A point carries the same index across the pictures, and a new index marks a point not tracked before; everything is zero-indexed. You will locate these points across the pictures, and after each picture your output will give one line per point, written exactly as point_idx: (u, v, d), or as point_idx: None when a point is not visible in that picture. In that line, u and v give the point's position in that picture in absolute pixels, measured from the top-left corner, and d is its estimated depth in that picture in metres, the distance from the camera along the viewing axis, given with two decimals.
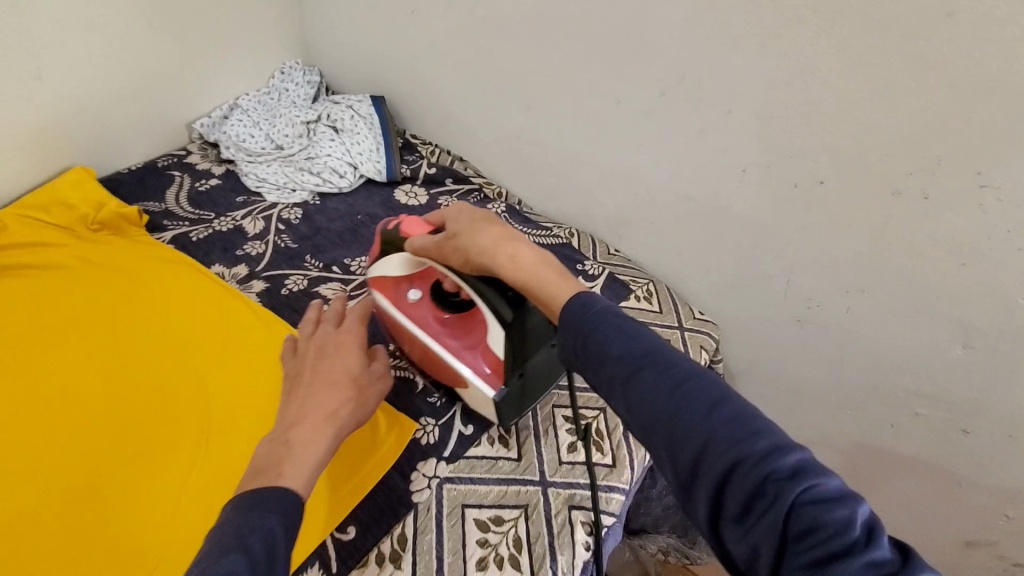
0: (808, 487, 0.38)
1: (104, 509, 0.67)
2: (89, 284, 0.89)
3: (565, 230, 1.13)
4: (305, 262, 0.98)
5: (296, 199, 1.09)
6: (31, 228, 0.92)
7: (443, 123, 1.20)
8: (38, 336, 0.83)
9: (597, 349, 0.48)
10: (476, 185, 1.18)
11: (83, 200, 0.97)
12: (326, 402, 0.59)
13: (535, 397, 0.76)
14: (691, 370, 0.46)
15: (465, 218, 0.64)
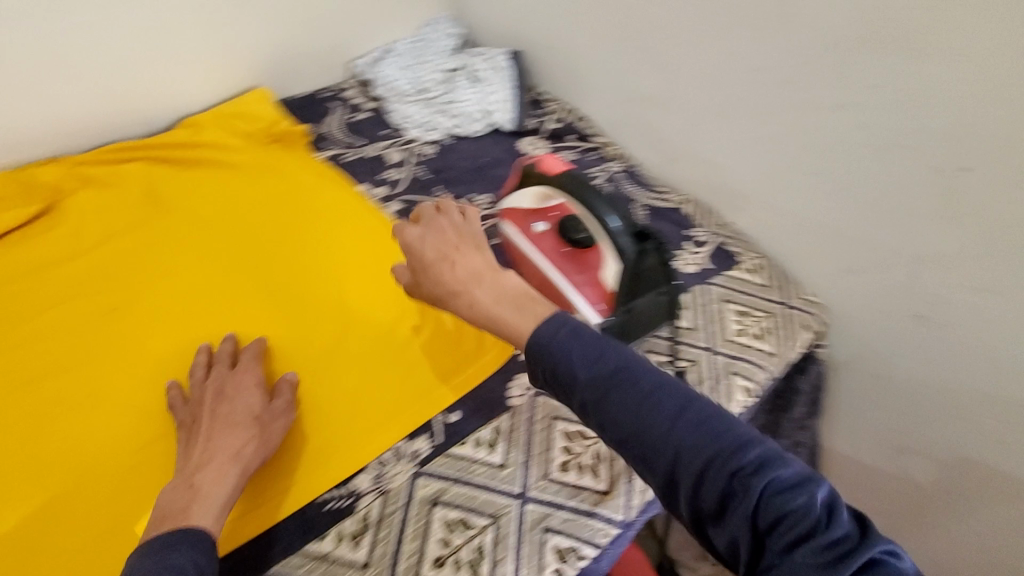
0: (772, 480, 0.44)
1: (255, 354, 0.78)
2: (260, 181, 1.03)
3: (678, 198, 1.13)
4: (435, 191, 1.09)
5: (432, 137, 1.20)
6: (223, 129, 1.09)
7: (574, 82, 1.25)
8: (214, 212, 0.96)
9: (568, 375, 0.49)
10: (595, 144, 1.23)
11: (263, 114, 1.12)
12: (228, 444, 0.63)
13: (636, 336, 0.81)
14: (655, 382, 0.48)
15: (428, 250, 0.63)
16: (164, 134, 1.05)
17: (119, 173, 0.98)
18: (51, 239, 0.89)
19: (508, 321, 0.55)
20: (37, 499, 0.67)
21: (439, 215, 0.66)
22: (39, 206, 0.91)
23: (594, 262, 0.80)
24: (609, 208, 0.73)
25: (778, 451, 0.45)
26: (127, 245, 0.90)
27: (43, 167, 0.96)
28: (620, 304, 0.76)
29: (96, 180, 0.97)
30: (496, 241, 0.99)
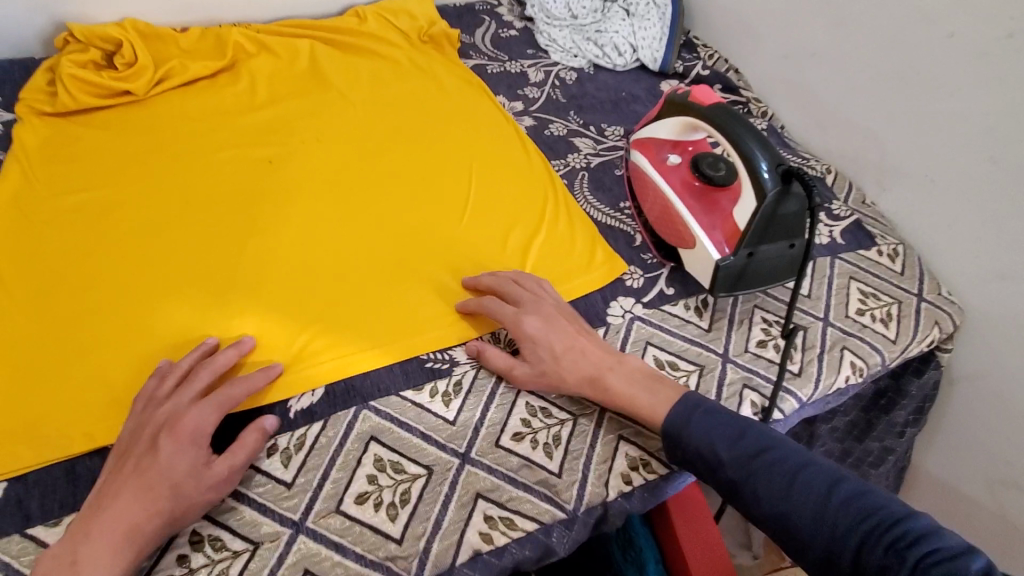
0: (929, 550, 0.48)
1: (382, 228, 0.84)
2: (409, 80, 1.08)
3: (822, 166, 1.06)
4: (569, 115, 1.08)
5: (575, 63, 1.18)
6: (385, 25, 1.14)
7: (733, 28, 1.18)
8: (365, 100, 1.03)
9: (715, 456, 0.60)
10: (743, 98, 1.14)
11: (423, 14, 1.16)
12: (127, 518, 0.52)
13: (750, 285, 0.80)
14: (797, 463, 0.58)
15: (555, 342, 0.67)
16: (334, 19, 1.13)
17: (292, 48, 1.07)
18: (229, 95, 0.99)
19: (641, 403, 0.65)
20: (179, 295, 0.74)
21: (543, 299, 0.71)
22: (223, 63, 1.01)
23: (722, 202, 0.80)
24: (759, 147, 0.74)
25: (933, 528, 0.50)
26: (290, 113, 0.99)
27: (229, 27, 1.05)
28: (744, 244, 0.76)
29: (271, 51, 1.05)
30: (621, 173, 0.99)
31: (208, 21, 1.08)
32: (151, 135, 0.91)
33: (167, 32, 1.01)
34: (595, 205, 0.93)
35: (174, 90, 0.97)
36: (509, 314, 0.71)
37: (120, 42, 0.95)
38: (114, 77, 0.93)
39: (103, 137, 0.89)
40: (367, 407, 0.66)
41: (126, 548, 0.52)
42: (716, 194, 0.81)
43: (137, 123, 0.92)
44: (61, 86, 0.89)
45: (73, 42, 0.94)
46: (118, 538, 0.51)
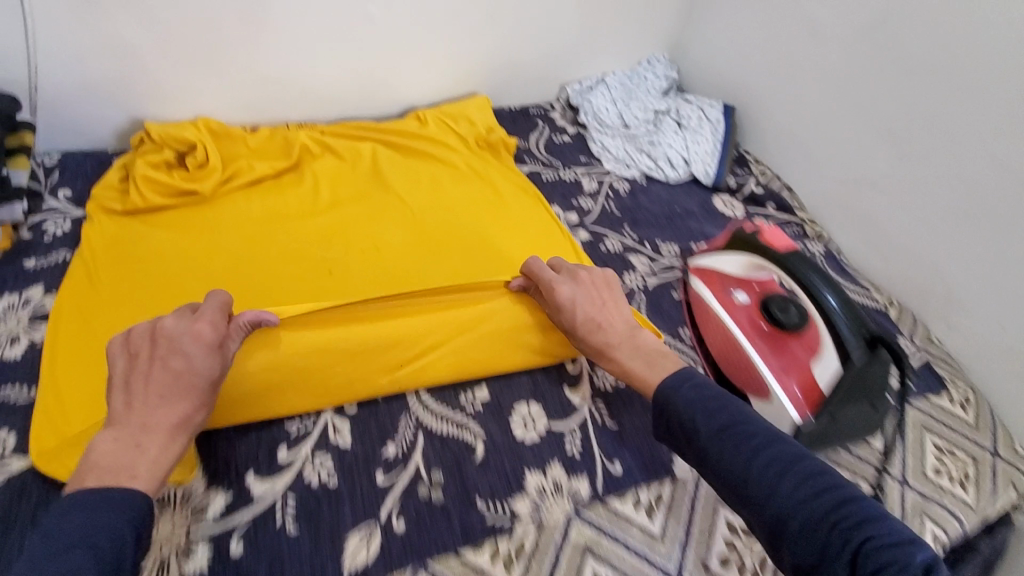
0: (868, 534, 0.50)
1: None
2: (462, 182, 1.09)
3: (884, 297, 1.04)
4: (623, 229, 1.08)
5: (628, 173, 1.19)
6: (444, 129, 1.17)
7: (787, 149, 1.19)
8: (419, 200, 1.05)
9: (692, 424, 0.62)
10: (798, 218, 1.14)
11: (481, 121, 1.19)
12: (177, 412, 0.59)
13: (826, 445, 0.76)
14: (765, 438, 0.59)
15: (579, 312, 0.76)
16: (395, 123, 1.16)
17: (349, 145, 1.10)
18: (290, 194, 1.01)
19: (636, 372, 0.71)
20: None
21: (578, 272, 0.80)
22: (279, 156, 1.05)
23: (795, 349, 0.79)
24: (835, 301, 0.76)
25: (876, 515, 0.52)
26: (343, 209, 1.01)
27: (292, 128, 1.09)
28: (827, 406, 0.74)
29: (329, 148, 1.08)
30: (678, 296, 0.97)
31: (276, 119, 1.12)
32: (212, 234, 0.92)
33: (236, 129, 1.05)
34: None
35: (237, 184, 0.98)
36: (545, 279, 0.79)
37: (193, 143, 0.98)
38: (182, 174, 0.95)
39: (165, 234, 0.90)
40: (424, 571, 0.61)
41: (179, 434, 0.60)
42: (787, 339, 0.79)
43: (199, 220, 0.93)
44: (133, 186, 0.91)
45: (148, 141, 0.97)
46: (172, 427, 0.59)
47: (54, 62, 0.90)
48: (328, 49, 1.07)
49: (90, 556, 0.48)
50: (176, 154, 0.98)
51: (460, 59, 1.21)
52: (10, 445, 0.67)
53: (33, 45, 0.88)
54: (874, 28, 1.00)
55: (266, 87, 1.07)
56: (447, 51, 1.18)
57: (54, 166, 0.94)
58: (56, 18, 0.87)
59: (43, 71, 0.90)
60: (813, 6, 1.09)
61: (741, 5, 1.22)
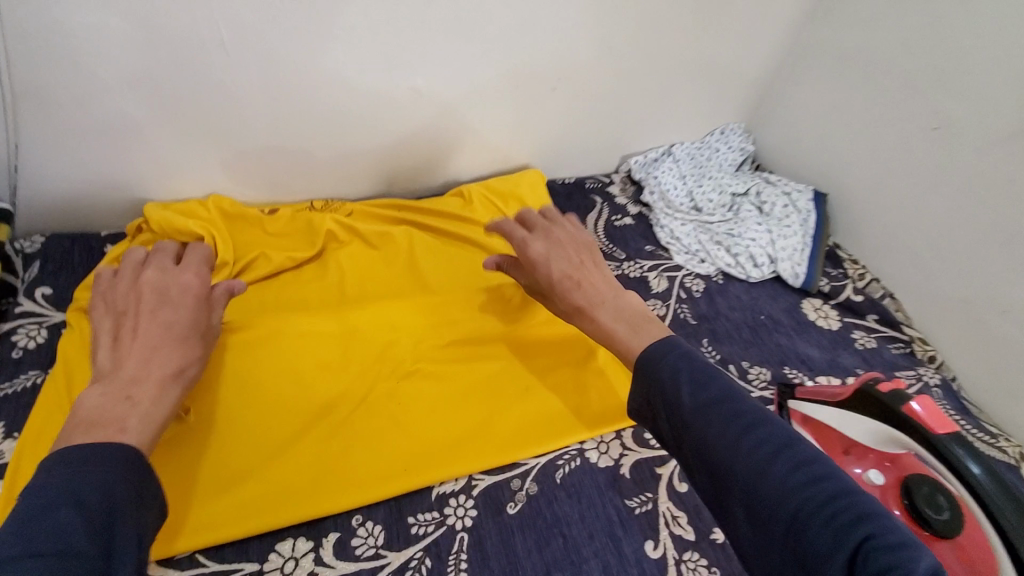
0: (870, 532, 0.39)
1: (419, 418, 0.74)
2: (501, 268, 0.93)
3: (1015, 449, 0.86)
4: (701, 345, 0.91)
5: (702, 270, 1.02)
6: (490, 211, 1.01)
7: (890, 251, 1.02)
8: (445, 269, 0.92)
9: (675, 394, 0.50)
10: (906, 336, 0.96)
11: (535, 204, 1.03)
12: (172, 361, 0.58)
13: None
14: (760, 419, 0.48)
15: (555, 267, 0.68)
16: (436, 201, 1.00)
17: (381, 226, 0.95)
18: (313, 293, 0.85)
19: (619, 336, 0.61)
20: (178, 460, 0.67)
21: (554, 228, 0.73)
22: (298, 240, 0.90)
23: (946, 558, 0.60)
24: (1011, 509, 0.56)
25: (883, 512, 0.41)
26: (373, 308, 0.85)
27: (317, 208, 0.95)
28: None
29: (357, 231, 0.92)
30: None
31: (301, 195, 0.97)
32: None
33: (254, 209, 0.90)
34: None
35: (250, 279, 0.83)
36: (516, 239, 0.71)
37: (199, 234, 0.82)
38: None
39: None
40: None
41: (173, 386, 0.57)
42: (936, 545, 0.62)
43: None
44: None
45: (148, 231, 0.81)
46: (166, 376, 0.57)
47: (41, 137, 0.76)
48: (363, 122, 0.92)
49: (78, 513, 0.42)
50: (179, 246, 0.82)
51: (515, 131, 1.06)
52: None
53: (16, 119, 0.74)
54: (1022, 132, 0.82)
55: (291, 162, 0.92)
56: (498, 122, 1.03)
57: (35, 253, 0.80)
58: (44, 90, 0.72)
59: (28, 147, 0.76)
60: (936, 95, 0.92)
61: (839, 82, 1.06)
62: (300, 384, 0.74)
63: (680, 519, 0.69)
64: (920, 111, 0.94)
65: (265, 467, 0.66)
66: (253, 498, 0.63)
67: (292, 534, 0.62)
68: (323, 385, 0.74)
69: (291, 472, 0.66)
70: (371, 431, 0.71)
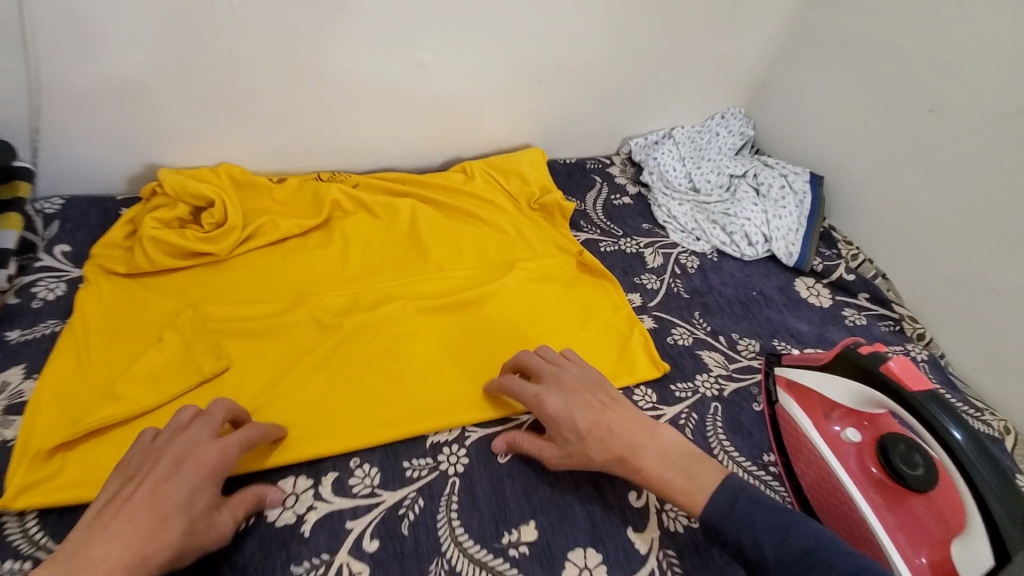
0: None
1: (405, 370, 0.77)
2: (495, 240, 0.97)
3: (999, 422, 0.87)
4: (693, 317, 0.93)
5: (697, 247, 1.04)
6: (490, 185, 1.04)
7: (882, 231, 1.03)
8: (440, 235, 0.95)
9: (759, 552, 0.51)
10: (895, 314, 0.98)
11: (535, 180, 1.06)
12: (136, 547, 0.46)
13: None
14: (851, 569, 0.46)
15: (580, 420, 0.63)
16: (439, 176, 1.03)
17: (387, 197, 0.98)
18: (318, 257, 0.88)
19: (676, 488, 0.58)
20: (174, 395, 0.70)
21: (561, 371, 0.69)
22: (306, 208, 0.94)
23: (919, 512, 0.64)
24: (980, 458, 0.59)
25: None
26: (375, 273, 0.89)
27: (325, 180, 0.98)
28: None
29: (363, 203, 0.96)
30: (759, 409, 0.82)
31: (308, 167, 1.01)
32: (225, 298, 0.81)
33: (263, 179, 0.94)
34: (735, 456, 0.77)
35: (258, 240, 0.87)
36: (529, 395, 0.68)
37: (211, 199, 0.86)
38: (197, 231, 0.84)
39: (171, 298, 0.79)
40: None
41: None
42: (910, 497, 0.65)
43: (214, 282, 0.82)
44: (139, 246, 0.79)
45: (161, 194, 0.85)
46: (121, 567, 0.45)
47: (59, 100, 0.80)
48: (366, 95, 0.95)
49: None
50: (190, 210, 0.87)
51: (516, 110, 1.09)
52: None
53: (35, 82, 0.77)
54: (1013, 112, 0.83)
55: (297, 134, 0.96)
56: (498, 100, 1.06)
57: (54, 214, 0.84)
58: (63, 55, 0.76)
59: (47, 111, 0.80)
60: (929, 77, 0.93)
61: (835, 66, 1.07)
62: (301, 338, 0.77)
63: None
64: (914, 92, 0.95)
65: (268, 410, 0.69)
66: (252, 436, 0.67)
67: (292, 471, 0.66)
68: (323, 338, 0.78)
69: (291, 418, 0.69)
70: (369, 384, 0.74)
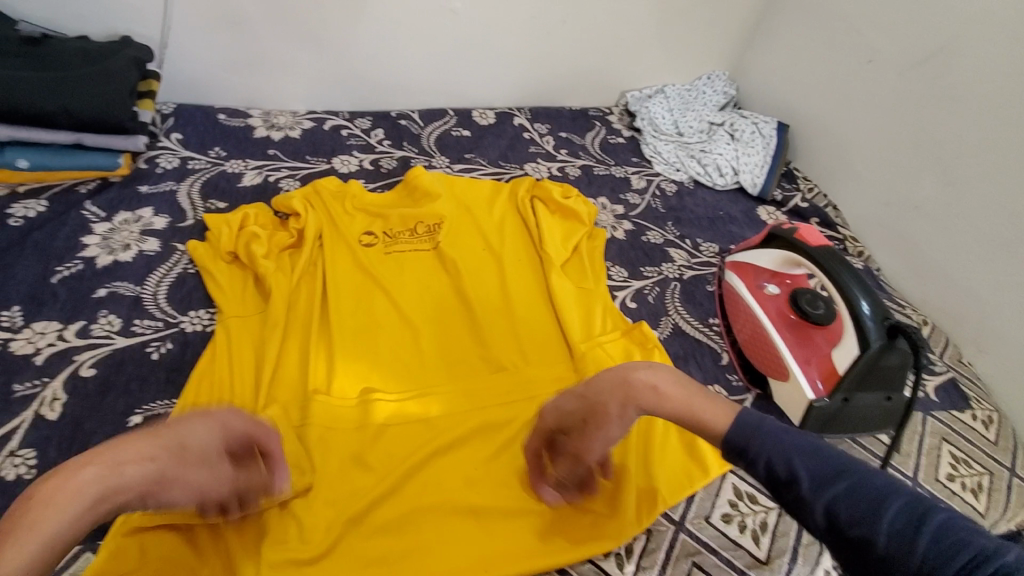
0: None
1: (467, 475, 0.70)
2: (558, 287, 0.91)
3: (918, 316, 1.06)
4: (666, 225, 1.13)
5: (677, 177, 1.25)
6: (556, 224, 1.02)
7: (834, 170, 1.23)
8: (508, 295, 0.90)
9: (788, 467, 0.44)
10: (840, 235, 1.17)
11: (587, 218, 1.03)
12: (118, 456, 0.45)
13: (850, 428, 0.78)
14: (884, 483, 0.42)
15: (570, 397, 0.58)
16: (510, 218, 1.02)
17: (463, 251, 0.95)
18: (387, 317, 0.85)
19: (700, 407, 0.52)
20: None
21: None
22: (389, 264, 0.92)
23: (818, 339, 0.82)
24: (871, 313, 0.76)
25: None
26: (443, 344, 0.84)
27: (422, 233, 0.97)
28: (842, 387, 0.76)
29: (443, 256, 0.93)
30: (712, 288, 1.01)
31: (359, 96, 1.25)
32: (304, 354, 0.78)
33: (353, 222, 0.96)
34: (685, 316, 0.95)
35: (336, 292, 0.85)
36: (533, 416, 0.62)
37: (298, 210, 0.93)
38: (286, 279, 0.85)
39: (256, 347, 0.78)
40: None
41: (95, 486, 0.43)
42: (811, 330, 0.83)
43: (293, 337, 0.80)
44: (223, 278, 0.84)
45: (248, 226, 0.89)
46: (96, 480, 0.44)
47: (183, 24, 1.05)
48: (410, 35, 1.18)
49: None
50: (282, 249, 0.89)
51: (533, 60, 1.31)
52: (115, 327, 0.77)
53: (168, 9, 1.02)
54: (928, 58, 1.04)
55: (354, 66, 1.19)
56: (517, 49, 1.28)
57: (170, 113, 1.09)
58: None
59: (174, 32, 1.05)
60: (871, 35, 1.13)
61: (801, 31, 1.28)
62: (374, 412, 0.73)
63: (630, 305, 0.95)
64: (858, 46, 1.16)
65: (337, 498, 0.66)
66: (314, 536, 0.62)
67: None
68: (398, 422, 0.73)
69: (354, 513, 0.64)
70: (434, 488, 0.68)
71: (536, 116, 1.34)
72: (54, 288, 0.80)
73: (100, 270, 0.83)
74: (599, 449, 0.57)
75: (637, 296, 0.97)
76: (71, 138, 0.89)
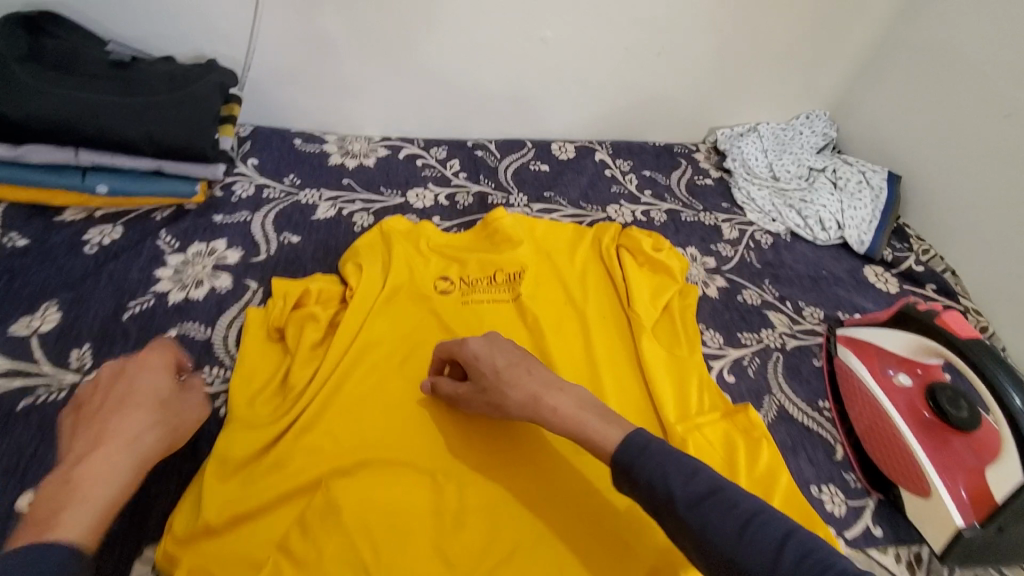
0: None
1: None
2: (650, 355, 0.82)
3: None
4: (762, 283, 1.03)
5: (773, 228, 1.14)
6: (643, 277, 0.93)
7: (954, 231, 1.10)
8: (596, 361, 0.82)
9: (666, 491, 0.49)
10: (961, 305, 1.03)
11: (676, 272, 0.94)
12: (130, 424, 0.51)
13: (999, 558, 0.67)
14: (751, 507, 0.47)
15: (499, 358, 0.63)
16: (595, 269, 0.94)
17: (543, 306, 0.87)
18: None
19: (591, 427, 0.57)
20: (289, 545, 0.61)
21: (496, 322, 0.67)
22: (466, 316, 0.85)
23: (960, 448, 0.72)
24: None
25: None
26: None
27: (500, 282, 0.90)
28: (998, 517, 0.65)
29: (524, 310, 0.86)
30: (818, 364, 0.90)
31: (436, 123, 1.19)
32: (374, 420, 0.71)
33: (428, 266, 0.89)
34: (791, 396, 0.84)
35: (408, 353, 0.78)
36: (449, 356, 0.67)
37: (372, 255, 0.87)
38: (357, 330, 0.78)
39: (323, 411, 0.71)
40: None
41: (124, 454, 0.50)
42: (951, 435, 0.73)
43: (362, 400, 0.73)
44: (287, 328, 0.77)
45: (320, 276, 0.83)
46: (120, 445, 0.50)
47: (268, 47, 1.02)
48: (495, 63, 1.12)
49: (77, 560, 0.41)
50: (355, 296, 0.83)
51: (619, 93, 1.23)
52: None
53: (256, 32, 0.99)
54: None
55: (434, 94, 1.14)
56: (604, 80, 1.20)
57: (247, 136, 1.06)
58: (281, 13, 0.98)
59: (258, 54, 1.02)
60: (1011, 85, 1.00)
61: (922, 74, 1.16)
62: (451, 497, 0.65)
63: (728, 378, 0.85)
64: (992, 98, 1.03)
65: None
66: None
67: None
68: (476, 509, 0.65)
69: None
70: None
71: (618, 150, 1.25)
72: (125, 325, 0.76)
73: (172, 307, 0.79)
74: (477, 410, 0.65)
75: (735, 368, 0.87)
76: (152, 164, 0.86)
